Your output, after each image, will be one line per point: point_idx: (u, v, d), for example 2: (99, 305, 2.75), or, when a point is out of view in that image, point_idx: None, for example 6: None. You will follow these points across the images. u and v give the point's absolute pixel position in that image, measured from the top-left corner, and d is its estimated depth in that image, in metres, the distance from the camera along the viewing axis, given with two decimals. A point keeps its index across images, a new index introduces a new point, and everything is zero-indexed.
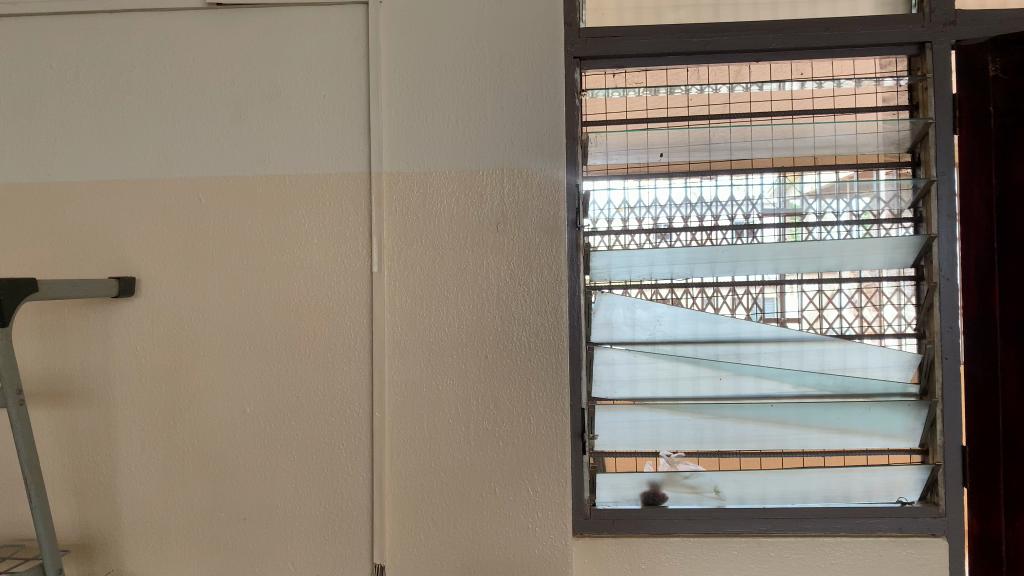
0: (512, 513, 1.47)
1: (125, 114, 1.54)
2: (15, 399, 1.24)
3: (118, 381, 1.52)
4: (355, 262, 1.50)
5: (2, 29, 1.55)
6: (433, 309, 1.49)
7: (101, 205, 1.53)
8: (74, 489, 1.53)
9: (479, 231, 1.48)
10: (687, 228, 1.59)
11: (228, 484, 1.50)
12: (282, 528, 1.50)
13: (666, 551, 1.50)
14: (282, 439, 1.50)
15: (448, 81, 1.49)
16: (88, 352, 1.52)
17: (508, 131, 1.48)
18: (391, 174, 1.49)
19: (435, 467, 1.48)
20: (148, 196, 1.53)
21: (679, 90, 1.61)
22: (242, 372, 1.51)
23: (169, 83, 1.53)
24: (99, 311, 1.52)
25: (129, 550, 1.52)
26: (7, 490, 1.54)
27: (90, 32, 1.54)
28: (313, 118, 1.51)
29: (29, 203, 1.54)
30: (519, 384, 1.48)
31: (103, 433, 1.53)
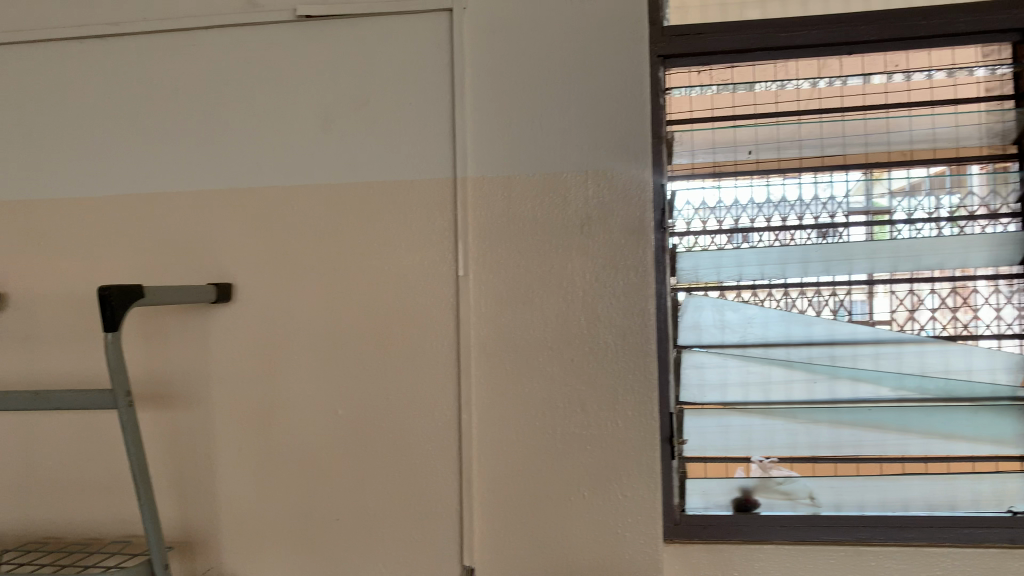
0: (601, 517, 1.46)
1: (220, 125, 1.60)
2: (125, 400, 1.29)
3: (215, 383, 1.58)
4: (441, 265, 1.51)
5: (109, 49, 1.64)
6: (519, 312, 1.49)
7: (200, 214, 1.59)
8: (175, 488, 1.59)
9: (564, 233, 1.48)
10: (767, 228, 1.56)
11: (321, 484, 1.54)
12: (373, 530, 1.52)
13: (760, 558, 1.46)
14: (373, 441, 1.53)
15: (532, 84, 1.50)
16: (189, 356, 1.59)
17: (590, 133, 1.48)
18: (475, 178, 1.51)
19: (522, 471, 1.48)
20: (243, 205, 1.58)
21: (765, 86, 1.57)
22: (333, 375, 1.54)
23: (261, 94, 1.58)
24: (199, 316, 1.58)
25: (228, 548, 1.57)
26: (116, 487, 1.62)
27: (188, 48, 1.61)
28: (399, 124, 1.53)
29: (134, 214, 1.62)
30: (607, 387, 1.47)
31: (202, 434, 1.58)
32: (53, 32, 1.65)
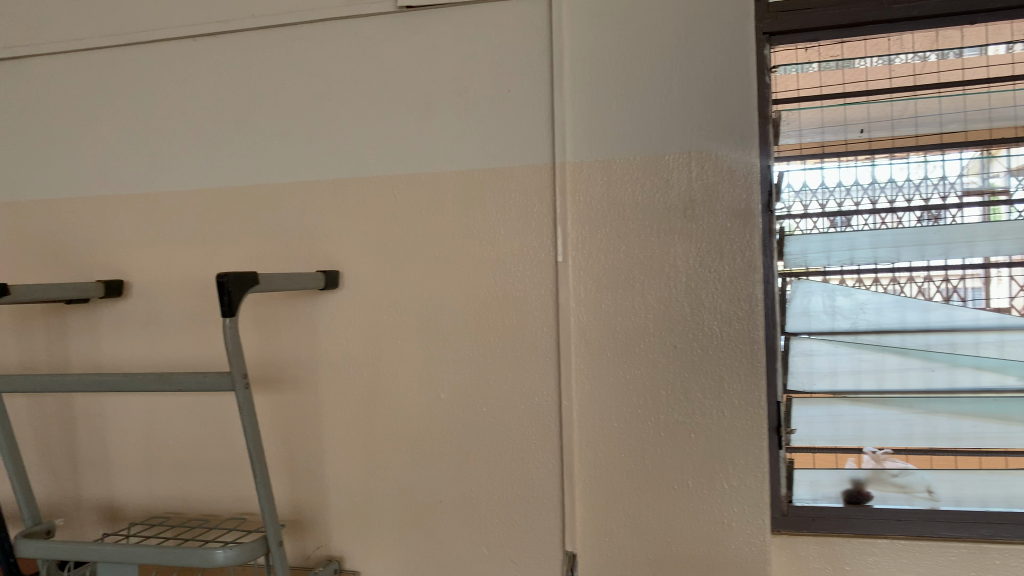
0: (706, 506, 1.44)
1: (324, 117, 1.64)
2: (242, 382, 1.35)
3: (322, 367, 1.63)
4: (541, 251, 1.51)
5: (220, 46, 1.71)
6: (621, 297, 1.48)
7: (306, 204, 1.64)
8: (285, 468, 1.65)
9: (667, 217, 1.45)
10: (870, 211, 1.49)
11: (425, 467, 1.57)
12: (476, 512, 1.55)
13: (872, 553, 1.40)
14: (474, 425, 1.55)
15: (631, 66, 1.47)
16: (297, 341, 1.64)
17: (692, 115, 1.45)
18: (574, 163, 1.50)
19: (624, 457, 1.47)
20: (347, 194, 1.62)
21: (879, 61, 1.50)
22: (436, 360, 1.57)
23: (363, 86, 1.62)
24: (306, 303, 1.63)
25: (336, 527, 1.62)
26: (232, 467, 1.70)
27: (293, 43, 1.66)
28: (498, 111, 1.54)
29: (245, 205, 1.68)
30: (711, 375, 1.44)
31: (310, 417, 1.64)
32: (168, 31, 1.73)
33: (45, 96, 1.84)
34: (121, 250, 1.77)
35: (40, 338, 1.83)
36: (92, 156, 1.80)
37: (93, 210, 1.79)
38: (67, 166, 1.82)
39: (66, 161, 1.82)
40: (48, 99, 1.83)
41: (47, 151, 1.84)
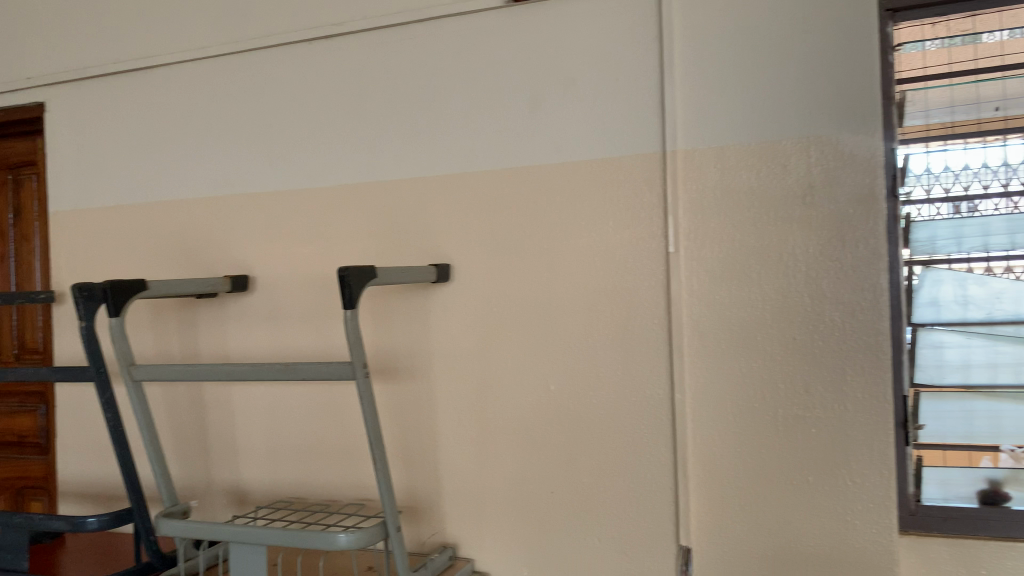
0: (827, 503, 1.39)
1: (434, 114, 1.67)
2: (362, 371, 1.39)
3: (435, 359, 1.67)
4: (651, 242, 1.50)
5: (334, 48, 1.77)
6: (735, 288, 1.44)
7: (418, 199, 1.68)
8: (401, 456, 1.70)
9: (783, 205, 1.41)
10: (1004, 194, 1.40)
11: (537, 458, 1.58)
12: (587, 504, 1.55)
13: (1012, 557, 1.32)
14: (585, 417, 1.55)
15: (744, 51, 1.44)
16: (411, 333, 1.68)
17: (809, 98, 1.40)
18: (684, 152, 1.47)
19: (740, 452, 1.44)
20: (457, 189, 1.65)
21: (1015, 34, 1.41)
22: (547, 352, 1.58)
23: (471, 81, 1.64)
24: (419, 295, 1.67)
25: (450, 514, 1.66)
26: (351, 454, 1.76)
27: (403, 42, 1.70)
28: (606, 102, 1.53)
29: (360, 201, 1.74)
30: (832, 368, 1.39)
31: (424, 407, 1.68)
32: (288, 36, 1.81)
33: (179, 103, 1.97)
34: (247, 247, 1.86)
35: (176, 330, 1.95)
36: (220, 158, 1.91)
37: (221, 210, 1.90)
38: (199, 169, 1.94)
39: (198, 163, 1.94)
40: (183, 106, 1.96)
41: (181, 154, 1.96)
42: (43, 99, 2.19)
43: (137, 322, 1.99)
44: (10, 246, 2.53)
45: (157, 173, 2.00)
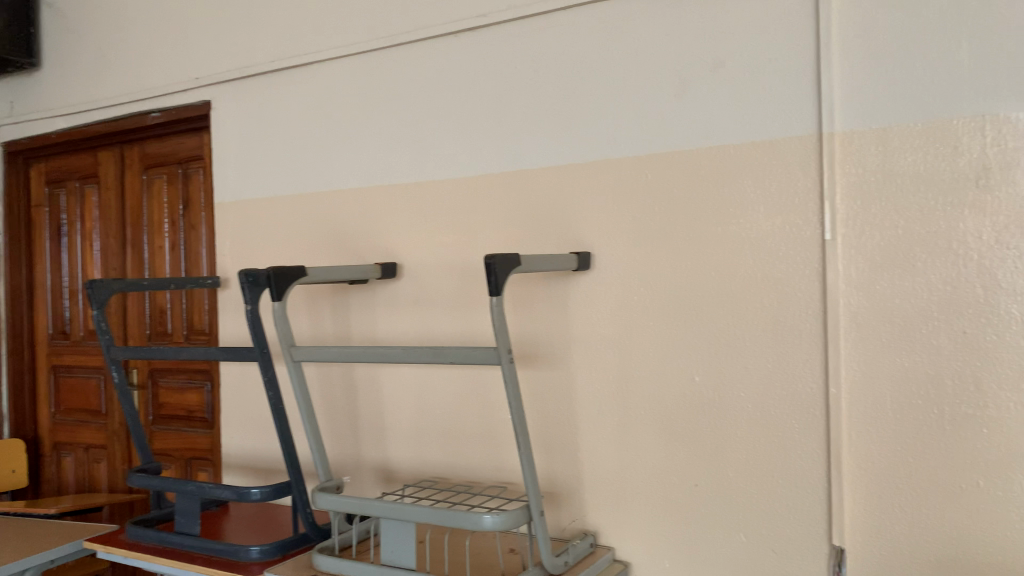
0: (999, 510, 1.30)
1: (580, 101, 1.69)
2: (507, 356, 1.42)
3: (575, 348, 1.69)
4: (805, 229, 1.44)
5: (483, 39, 1.81)
6: (898, 278, 1.37)
7: (560, 188, 1.71)
8: (541, 442, 1.74)
9: (954, 188, 1.32)
10: None
11: (682, 449, 1.57)
12: (733, 499, 1.52)
13: None
14: (731, 409, 1.52)
15: (912, 22, 1.35)
16: (551, 321, 1.72)
17: (986, 70, 1.29)
18: (843, 133, 1.41)
19: (901, 451, 1.37)
20: (602, 176, 1.66)
21: None
22: (690, 342, 1.56)
23: (617, 67, 1.64)
24: (559, 284, 1.70)
25: (591, 503, 1.68)
26: (496, 437, 1.81)
27: (550, 30, 1.72)
28: (757, 82, 1.49)
29: (504, 190, 1.78)
30: (1008, 364, 1.29)
31: (563, 394, 1.71)
32: (435, 30, 1.87)
33: (333, 98, 2.08)
34: (395, 236, 1.95)
35: (330, 314, 2.07)
36: (371, 150, 2.00)
37: (372, 198, 1.99)
38: (350, 161, 2.04)
39: (350, 155, 2.04)
40: (336, 101, 2.07)
41: (334, 146, 2.07)
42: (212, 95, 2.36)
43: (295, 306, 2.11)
44: (181, 235, 2.76)
45: (312, 165, 2.12)
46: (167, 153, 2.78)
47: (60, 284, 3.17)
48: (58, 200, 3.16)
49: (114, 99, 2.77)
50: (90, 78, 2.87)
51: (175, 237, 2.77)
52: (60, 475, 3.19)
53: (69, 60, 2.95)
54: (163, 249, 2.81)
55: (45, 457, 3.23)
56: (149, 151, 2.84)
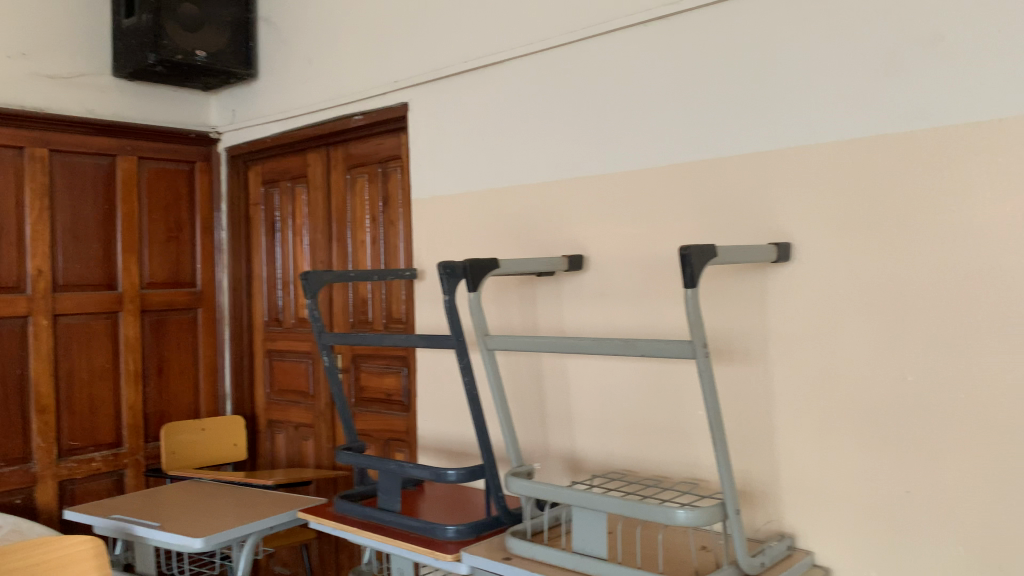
0: None
1: (780, 86, 1.68)
2: (703, 349, 1.39)
3: (773, 342, 1.69)
4: None
5: (678, 26, 1.84)
6: None
7: (759, 179, 1.71)
8: (736, 437, 1.75)
9: None
10: None
11: (892, 452, 1.53)
12: (951, 508, 1.46)
13: None
14: (950, 411, 1.46)
15: None
16: (747, 315, 1.73)
17: None
18: None
19: None
20: (805, 164, 1.64)
21: None
22: (901, 338, 1.52)
23: (821, 49, 1.61)
24: (757, 276, 1.71)
25: (789, 503, 1.67)
26: (683, 433, 1.79)
27: (749, 13, 1.72)
28: (980, 57, 1.42)
29: (699, 182, 1.81)
30: None
31: (760, 387, 1.71)
32: (629, 21, 1.91)
33: (529, 96, 2.18)
34: (588, 228, 2.02)
35: (526, 302, 2.18)
36: (566, 145, 2.08)
37: (567, 191, 2.08)
38: (545, 156, 2.13)
39: (546, 150, 2.13)
40: (531, 98, 2.17)
41: (530, 143, 2.18)
42: (418, 96, 2.54)
43: (495, 295, 2.26)
44: (381, 230, 2.93)
45: (510, 161, 2.24)
46: (369, 153, 2.96)
47: (274, 274, 3.47)
48: (272, 198, 3.46)
49: (322, 103, 2.99)
50: (299, 83, 3.12)
51: (376, 231, 2.95)
52: (273, 450, 3.50)
53: (282, 69, 3.22)
54: (365, 243, 3.00)
55: (260, 433, 3.55)
56: (352, 152, 3.04)
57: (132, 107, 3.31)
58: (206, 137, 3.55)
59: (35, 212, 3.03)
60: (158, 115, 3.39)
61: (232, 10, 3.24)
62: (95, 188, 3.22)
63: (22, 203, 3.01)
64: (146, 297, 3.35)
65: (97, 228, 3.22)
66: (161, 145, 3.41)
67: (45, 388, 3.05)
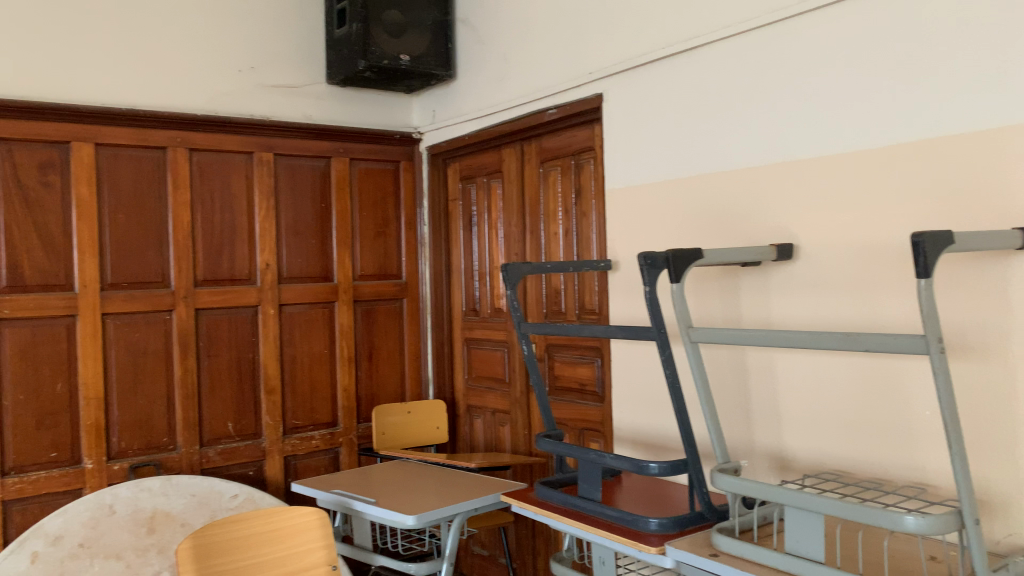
0: None
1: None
2: (937, 347, 1.28)
3: (1016, 339, 1.53)
4: None
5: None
6: None
7: (997, 156, 1.58)
8: (971, 441, 1.61)
9: None
10: None
11: None
12: None
13: None
14: None
15: None
16: (984, 308, 1.58)
17: None
18: None
19: None
20: None
21: None
22: None
23: None
24: (996, 265, 1.56)
25: None
26: (907, 434, 1.67)
27: None
28: None
29: (926, 161, 1.69)
30: None
31: (1001, 387, 1.56)
32: None
33: (734, 80, 2.12)
34: (798, 215, 1.95)
35: (731, 293, 2.12)
36: (773, 130, 2.02)
37: (773, 177, 2.01)
38: (750, 141, 2.08)
39: (751, 135, 2.08)
40: (737, 82, 2.11)
41: (733, 128, 2.13)
42: (615, 87, 2.54)
43: (698, 285, 2.21)
44: (574, 222, 2.96)
45: (712, 147, 2.19)
46: (562, 146, 2.99)
47: (471, 266, 3.60)
48: (470, 193, 3.59)
49: (518, 99, 3.06)
50: (495, 80, 3.22)
51: (568, 223, 2.98)
52: (472, 434, 3.64)
53: (478, 67, 3.33)
54: (558, 235, 3.04)
55: (460, 418, 3.70)
56: (545, 146, 3.08)
57: (343, 111, 3.55)
58: (409, 137, 3.75)
59: (263, 211, 3.34)
60: (366, 118, 3.62)
61: (433, 14, 3.39)
62: (313, 187, 3.49)
63: (253, 203, 3.33)
64: (358, 288, 3.60)
65: (315, 224, 3.49)
66: (370, 146, 3.64)
67: (273, 370, 3.35)
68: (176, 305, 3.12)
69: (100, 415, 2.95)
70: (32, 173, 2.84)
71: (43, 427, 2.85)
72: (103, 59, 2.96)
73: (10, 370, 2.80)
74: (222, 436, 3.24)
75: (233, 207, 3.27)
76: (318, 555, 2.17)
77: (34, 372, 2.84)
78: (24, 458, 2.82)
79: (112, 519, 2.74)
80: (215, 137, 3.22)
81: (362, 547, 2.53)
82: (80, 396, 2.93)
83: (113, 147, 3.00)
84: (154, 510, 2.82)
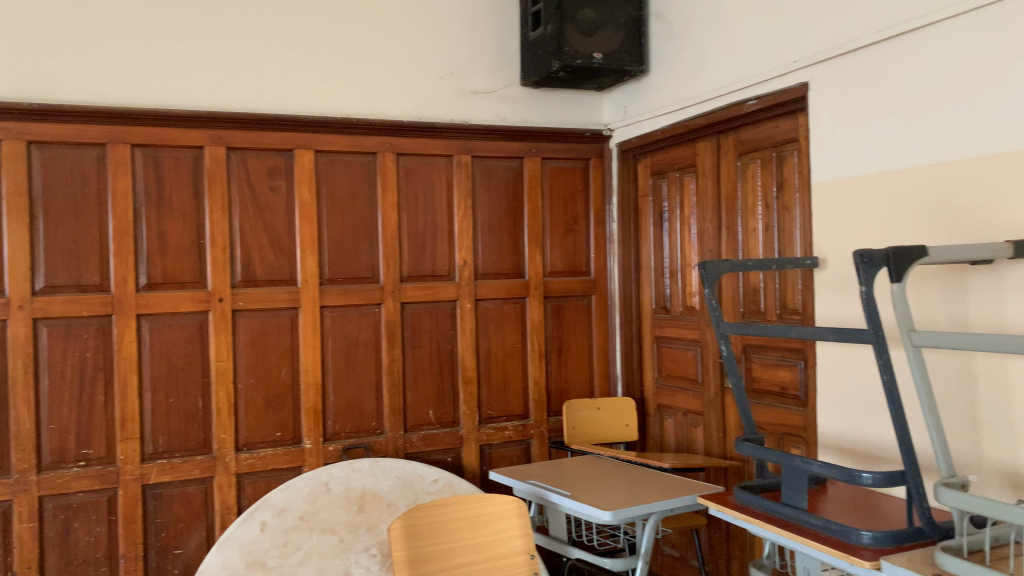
0: None
1: None
2: None
3: None
4: None
5: None
6: None
7: None
8: None
9: None
10: None
11: None
12: None
13: None
14: None
15: None
16: None
17: None
18: None
19: None
20: None
21: None
22: None
23: None
24: None
25: None
26: None
27: None
28: None
29: None
30: None
31: None
32: None
33: (965, 62, 1.96)
34: None
35: (956, 294, 1.96)
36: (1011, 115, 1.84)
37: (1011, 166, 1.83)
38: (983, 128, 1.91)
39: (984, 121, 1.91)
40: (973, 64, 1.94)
41: (962, 114, 1.96)
42: (823, 75, 2.43)
43: (919, 285, 2.06)
44: (775, 217, 2.85)
45: (938, 135, 2.03)
46: (762, 138, 2.89)
47: (662, 263, 3.56)
48: (661, 189, 3.55)
49: (715, 92, 2.99)
50: (691, 73, 3.16)
51: (769, 218, 2.87)
52: (662, 433, 3.61)
53: (672, 61, 3.29)
54: (757, 230, 2.93)
55: (650, 416, 3.68)
56: (744, 138, 2.99)
57: (536, 112, 3.64)
58: (600, 135, 3.76)
59: (461, 210, 3.48)
60: (559, 117, 3.68)
61: (628, 10, 3.38)
62: (508, 187, 3.60)
63: (452, 203, 3.48)
64: (549, 284, 3.67)
65: (509, 222, 3.59)
66: (564, 145, 3.70)
67: (469, 362, 3.50)
68: (383, 299, 3.34)
69: (318, 399, 3.22)
70: (263, 179, 3.14)
71: (269, 408, 3.15)
72: (321, 74, 3.23)
73: (244, 355, 3.12)
74: (423, 424, 3.42)
75: (434, 207, 3.45)
76: (516, 543, 2.26)
77: (263, 358, 3.15)
78: (254, 436, 3.13)
79: (327, 496, 2.98)
80: (419, 141, 3.40)
81: (556, 538, 2.59)
82: (300, 381, 3.21)
83: (329, 154, 3.26)
84: (363, 490, 3.04)
